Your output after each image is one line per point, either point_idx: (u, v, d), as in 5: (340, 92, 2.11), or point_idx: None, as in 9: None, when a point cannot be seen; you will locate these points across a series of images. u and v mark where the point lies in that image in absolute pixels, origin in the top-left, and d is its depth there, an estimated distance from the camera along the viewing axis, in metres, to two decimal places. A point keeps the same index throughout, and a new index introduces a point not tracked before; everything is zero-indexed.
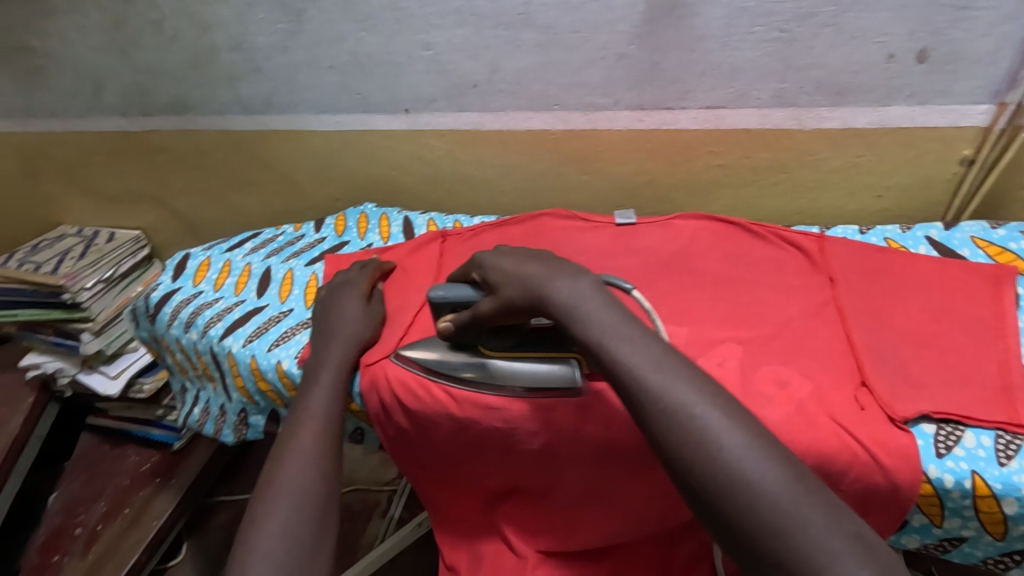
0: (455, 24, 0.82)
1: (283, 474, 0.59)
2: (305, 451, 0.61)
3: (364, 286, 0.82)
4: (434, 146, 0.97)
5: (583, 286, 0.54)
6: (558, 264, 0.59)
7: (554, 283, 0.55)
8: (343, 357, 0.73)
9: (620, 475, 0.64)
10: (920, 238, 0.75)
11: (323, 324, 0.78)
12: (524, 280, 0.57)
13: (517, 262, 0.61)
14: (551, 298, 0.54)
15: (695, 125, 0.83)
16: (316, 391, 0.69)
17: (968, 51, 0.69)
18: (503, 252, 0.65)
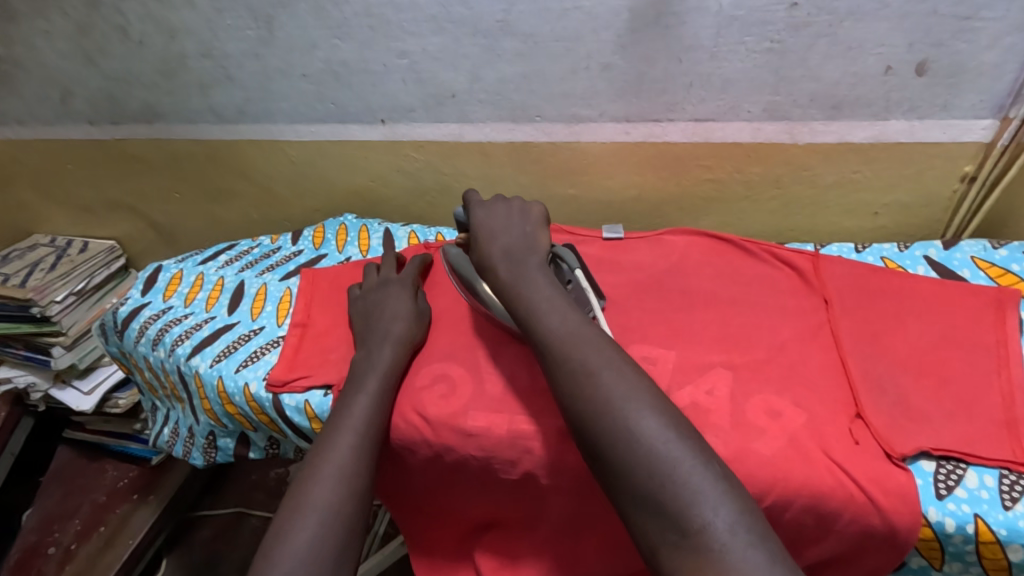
0: (431, 32, 0.78)
1: (313, 486, 0.55)
2: (341, 461, 0.57)
3: (411, 282, 0.76)
4: (413, 158, 0.94)
5: (527, 267, 0.60)
6: (518, 243, 0.64)
7: (502, 260, 0.62)
8: (395, 361, 0.66)
9: (604, 509, 0.61)
10: (919, 258, 0.72)
11: (372, 322, 0.72)
12: (480, 253, 0.64)
13: (491, 230, 0.66)
14: (494, 271, 0.62)
15: (684, 138, 0.80)
16: (360, 395, 0.62)
17: (971, 63, 0.66)
18: (494, 209, 0.69)
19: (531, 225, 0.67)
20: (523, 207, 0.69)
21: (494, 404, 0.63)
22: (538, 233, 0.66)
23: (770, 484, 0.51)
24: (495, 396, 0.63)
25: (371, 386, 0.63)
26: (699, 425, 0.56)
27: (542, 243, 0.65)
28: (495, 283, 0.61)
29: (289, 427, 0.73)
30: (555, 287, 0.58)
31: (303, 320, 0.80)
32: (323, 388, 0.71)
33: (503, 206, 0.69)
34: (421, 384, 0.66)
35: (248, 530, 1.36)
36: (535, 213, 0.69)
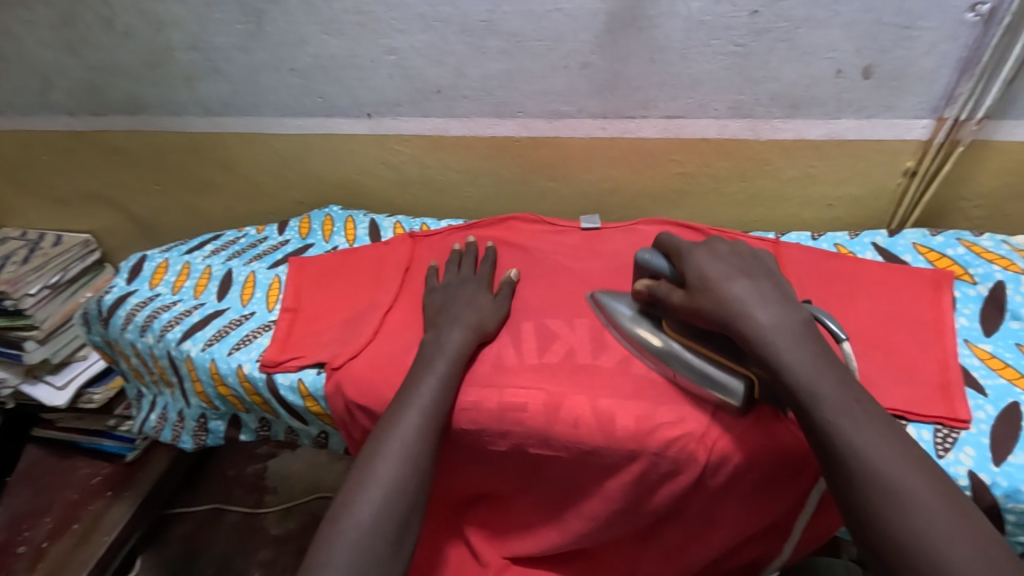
0: (420, 29, 0.82)
1: (380, 463, 0.58)
2: (406, 441, 0.59)
3: (488, 283, 0.77)
4: (399, 151, 0.98)
5: (790, 321, 0.53)
6: (770, 292, 0.56)
7: (756, 307, 0.54)
8: (462, 347, 0.68)
9: (590, 477, 0.65)
10: (867, 244, 0.79)
11: (444, 311, 0.73)
12: (722, 296, 0.56)
13: (729, 273, 0.58)
14: (748, 318, 0.54)
15: (657, 133, 0.86)
16: (429, 376, 0.64)
17: (910, 68, 0.73)
18: (717, 251, 0.62)
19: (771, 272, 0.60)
20: (748, 252, 0.62)
21: (485, 379, 0.67)
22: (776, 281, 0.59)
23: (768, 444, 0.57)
24: (486, 372, 0.68)
25: (441, 369, 0.65)
26: (676, 396, 0.62)
27: (786, 291, 0.58)
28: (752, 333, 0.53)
29: (283, 407, 0.76)
30: (790, 313, 0.54)
31: (294, 305, 0.83)
32: (316, 366, 0.74)
33: (728, 250, 0.62)
34: None
35: (226, 525, 1.34)
36: (766, 262, 0.62)
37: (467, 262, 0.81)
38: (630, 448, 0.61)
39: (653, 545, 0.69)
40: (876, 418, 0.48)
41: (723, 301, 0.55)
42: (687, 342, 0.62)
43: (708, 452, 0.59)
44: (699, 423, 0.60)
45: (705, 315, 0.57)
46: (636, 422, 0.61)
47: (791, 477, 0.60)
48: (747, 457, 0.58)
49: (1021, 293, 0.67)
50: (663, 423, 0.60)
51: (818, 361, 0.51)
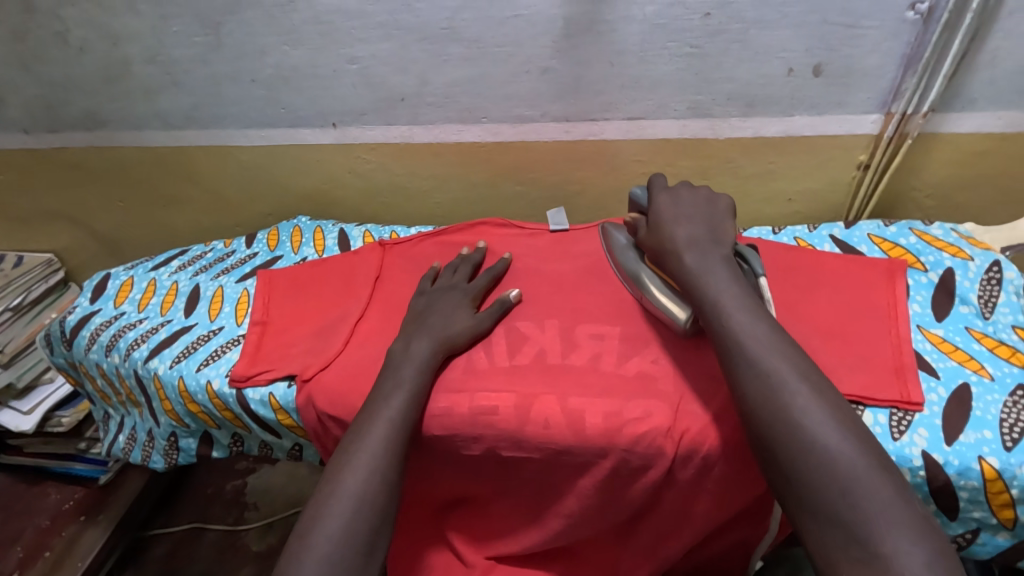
0: (381, 38, 0.82)
1: (347, 475, 0.59)
2: (375, 452, 0.60)
3: (473, 295, 0.76)
4: (366, 159, 0.98)
5: (713, 259, 0.61)
6: (704, 231, 0.64)
7: (688, 246, 0.62)
8: (430, 355, 0.68)
9: (565, 477, 0.66)
10: (825, 237, 0.81)
11: (424, 321, 0.73)
12: (664, 236, 0.65)
13: (674, 217, 0.66)
14: (676, 256, 0.62)
15: (620, 135, 0.87)
16: (399, 390, 0.65)
17: (858, 65, 0.75)
18: (679, 196, 0.68)
19: (717, 215, 0.66)
20: (708, 197, 0.69)
21: (455, 384, 0.68)
22: (725, 226, 0.66)
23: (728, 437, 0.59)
24: (456, 378, 0.68)
25: (409, 381, 0.66)
26: (643, 393, 0.64)
27: (728, 235, 0.65)
28: (677, 269, 0.62)
29: (254, 422, 0.75)
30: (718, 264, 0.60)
31: (263, 318, 0.82)
32: (285, 380, 0.74)
33: (690, 194, 0.69)
34: None
35: (206, 545, 1.31)
36: (720, 206, 0.68)
37: (460, 273, 0.80)
38: (600, 446, 0.62)
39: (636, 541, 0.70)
40: (824, 407, 0.50)
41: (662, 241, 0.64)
42: (656, 268, 0.69)
43: (676, 445, 0.60)
44: (665, 418, 0.61)
45: (651, 250, 0.66)
46: (605, 419, 0.62)
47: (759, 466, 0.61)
48: (713, 447, 0.60)
49: (968, 279, 0.70)
50: (631, 419, 0.62)
51: (775, 354, 0.53)
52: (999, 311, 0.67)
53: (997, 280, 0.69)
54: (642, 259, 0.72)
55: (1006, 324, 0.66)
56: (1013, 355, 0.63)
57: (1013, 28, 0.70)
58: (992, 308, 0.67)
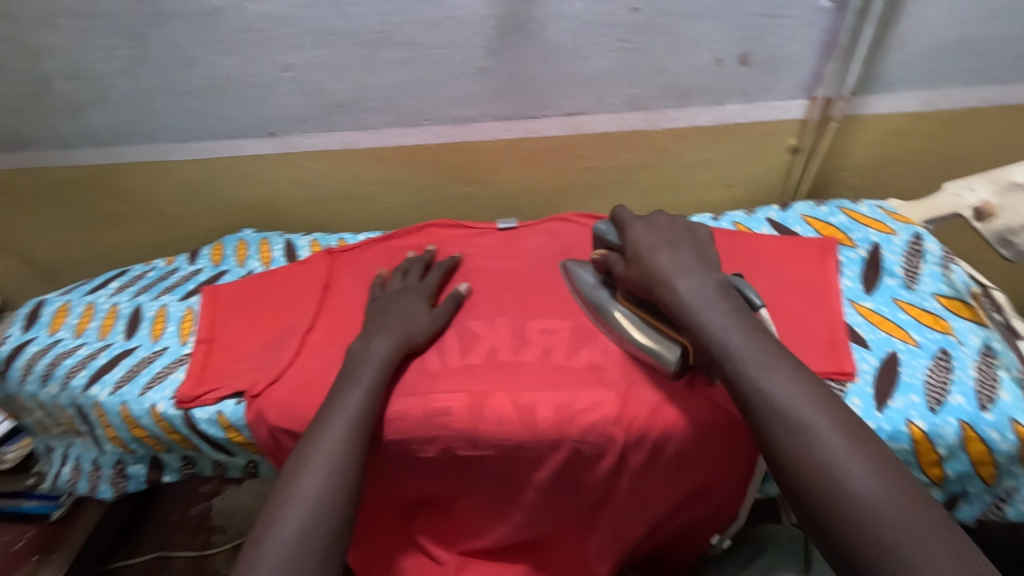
0: (314, 44, 0.81)
1: (304, 478, 0.56)
2: (332, 454, 0.57)
3: (429, 293, 0.76)
4: (309, 168, 0.97)
5: (706, 287, 0.56)
6: (693, 260, 0.60)
7: (677, 274, 0.58)
8: (390, 355, 0.67)
9: (524, 473, 0.66)
10: (762, 220, 0.84)
11: (381, 319, 0.71)
12: (648, 265, 0.60)
13: (658, 244, 0.62)
14: (669, 286, 0.57)
15: (561, 131, 0.89)
16: (355, 388, 0.63)
17: (781, 53, 0.78)
18: (655, 224, 0.65)
19: (699, 243, 0.63)
20: (683, 224, 0.66)
21: (407, 387, 0.67)
22: (705, 252, 0.63)
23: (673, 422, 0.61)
24: (408, 381, 0.68)
25: (367, 380, 0.64)
26: (593, 382, 0.65)
27: (712, 260, 0.61)
28: (672, 300, 0.57)
29: (204, 442, 0.74)
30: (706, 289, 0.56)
31: (209, 335, 0.80)
32: (234, 397, 0.72)
33: (666, 222, 0.65)
34: None
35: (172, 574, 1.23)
36: (698, 233, 0.65)
37: (413, 271, 0.79)
38: (552, 439, 0.63)
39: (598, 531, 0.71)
40: (774, 373, 0.50)
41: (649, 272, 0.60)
42: (632, 305, 0.65)
43: (625, 431, 0.62)
44: (614, 406, 0.62)
45: (637, 283, 0.61)
46: (556, 412, 0.63)
47: (708, 448, 0.62)
48: (661, 431, 0.61)
49: (894, 252, 0.73)
50: (581, 409, 0.63)
51: (728, 330, 0.53)
52: (922, 281, 0.70)
53: (919, 252, 0.73)
54: (614, 296, 0.68)
55: (929, 293, 0.69)
56: (936, 322, 0.66)
57: (920, 12, 0.73)
58: (916, 279, 0.71)
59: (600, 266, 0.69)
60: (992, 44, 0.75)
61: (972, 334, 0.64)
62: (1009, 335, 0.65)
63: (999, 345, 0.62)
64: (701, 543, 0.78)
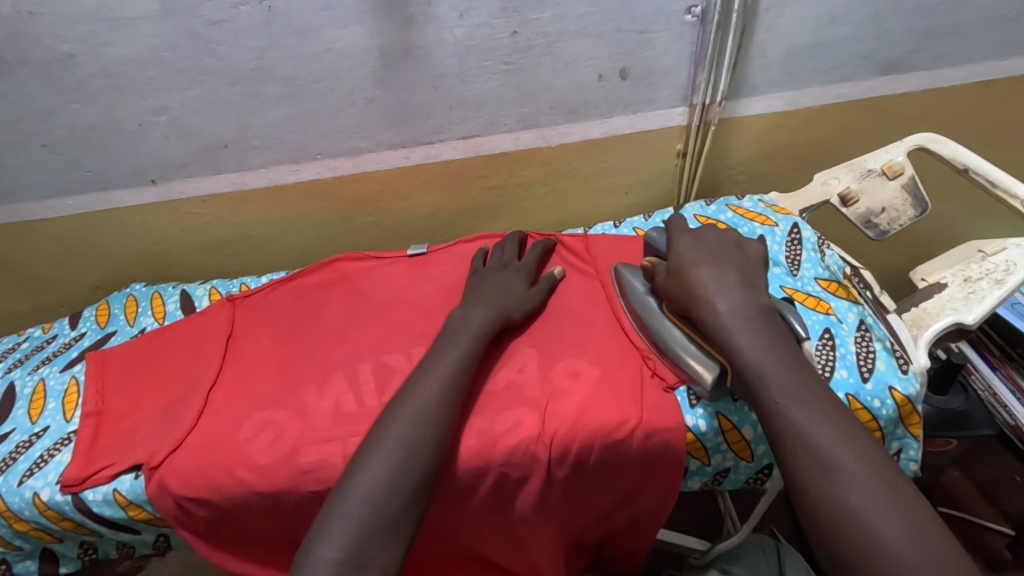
0: (186, 85, 0.77)
1: (398, 422, 0.57)
2: (429, 404, 0.59)
3: (528, 270, 0.78)
4: (198, 214, 0.91)
5: (745, 309, 0.58)
6: (738, 280, 0.61)
7: (719, 293, 0.59)
8: (488, 323, 0.68)
9: (452, 504, 0.65)
10: (659, 223, 0.88)
11: (479, 291, 0.74)
12: (689, 278, 0.62)
13: (704, 258, 0.63)
14: (709, 304, 0.59)
15: (458, 154, 0.89)
16: (452, 350, 0.65)
17: (657, 65, 0.82)
18: (703, 240, 0.67)
19: (745, 262, 0.65)
20: (733, 242, 0.67)
21: (324, 434, 0.65)
22: (749, 271, 0.64)
23: (595, 433, 0.62)
24: (324, 427, 0.65)
25: (463, 345, 0.65)
26: (512, 403, 0.65)
27: (758, 283, 0.62)
28: (709, 318, 0.58)
29: (101, 525, 0.67)
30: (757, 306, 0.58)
31: (98, 406, 0.74)
32: (131, 471, 0.66)
33: (714, 237, 0.67)
34: (246, 436, 0.66)
35: None
36: (747, 252, 0.67)
37: (514, 246, 0.81)
38: (476, 467, 0.62)
39: (538, 560, 0.70)
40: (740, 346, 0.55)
41: (688, 284, 0.61)
42: (676, 319, 0.65)
43: (548, 448, 0.62)
44: (535, 424, 0.63)
45: (676, 294, 0.63)
46: (478, 438, 0.62)
47: (630, 458, 0.63)
48: (582, 444, 0.62)
49: (777, 242, 0.78)
50: (502, 432, 0.63)
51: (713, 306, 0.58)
52: (804, 267, 0.75)
53: (799, 240, 0.78)
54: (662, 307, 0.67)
55: (810, 277, 0.74)
56: (819, 304, 0.70)
57: (772, 21, 0.80)
58: (798, 265, 0.75)
59: (647, 274, 0.70)
60: (837, 47, 0.83)
61: (849, 311, 0.69)
62: (879, 310, 0.70)
63: (871, 320, 0.68)
64: (638, 562, 0.78)
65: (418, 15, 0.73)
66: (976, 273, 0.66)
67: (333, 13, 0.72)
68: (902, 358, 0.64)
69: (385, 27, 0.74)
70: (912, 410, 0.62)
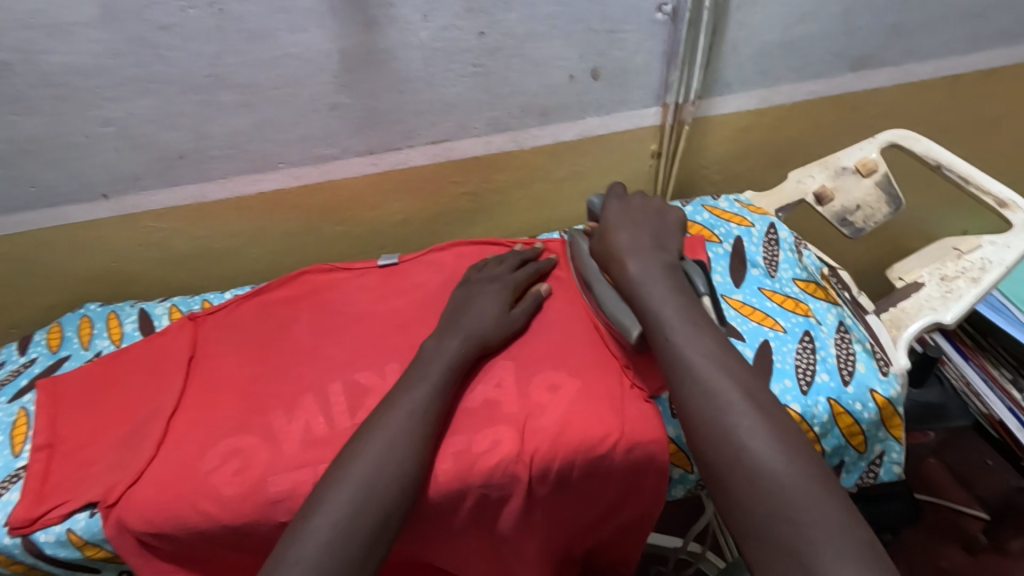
0: (135, 94, 0.72)
1: (360, 460, 0.54)
2: (393, 440, 0.56)
3: (511, 286, 0.73)
4: (156, 228, 0.87)
5: (654, 265, 0.63)
6: (648, 241, 0.66)
7: (630, 254, 0.64)
8: (461, 355, 0.65)
9: (433, 529, 0.62)
10: None
11: (455, 317, 0.69)
12: (608, 242, 0.67)
13: (622, 223, 0.68)
14: (621, 265, 0.64)
15: (428, 160, 0.86)
16: (423, 384, 0.61)
17: (629, 65, 0.81)
18: (630, 207, 0.71)
19: (663, 226, 0.69)
20: (658, 208, 0.71)
21: (293, 460, 0.62)
22: (668, 233, 0.69)
23: (576, 450, 0.60)
24: (293, 453, 0.62)
25: (435, 378, 0.62)
26: (489, 420, 0.63)
27: (673, 245, 0.67)
28: (622, 277, 0.63)
29: (57, 566, 0.64)
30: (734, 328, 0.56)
31: (49, 439, 0.69)
32: (87, 508, 0.63)
33: (640, 203, 0.72)
34: (210, 466, 0.62)
35: None
36: (670, 217, 0.70)
37: (508, 262, 0.77)
38: (455, 490, 0.60)
39: None
40: (722, 358, 0.53)
41: (608, 247, 0.67)
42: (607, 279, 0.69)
43: (528, 468, 0.60)
44: (513, 444, 0.60)
45: (601, 259, 0.68)
46: (455, 460, 0.60)
47: (613, 472, 0.62)
48: (563, 461, 0.60)
49: (754, 243, 0.77)
50: (480, 453, 0.60)
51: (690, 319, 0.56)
52: (781, 268, 0.74)
53: (775, 240, 0.77)
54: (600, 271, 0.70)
55: (788, 278, 0.73)
56: (797, 305, 0.69)
57: (743, 18, 0.78)
58: (776, 266, 0.75)
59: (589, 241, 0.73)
60: (808, 44, 0.83)
61: (828, 312, 0.68)
62: (857, 310, 0.69)
63: (850, 321, 0.67)
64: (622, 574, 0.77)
65: (380, 17, 0.70)
66: (952, 272, 0.67)
67: (290, 16, 0.68)
68: (883, 360, 0.63)
69: (346, 30, 0.70)
70: (893, 412, 0.62)
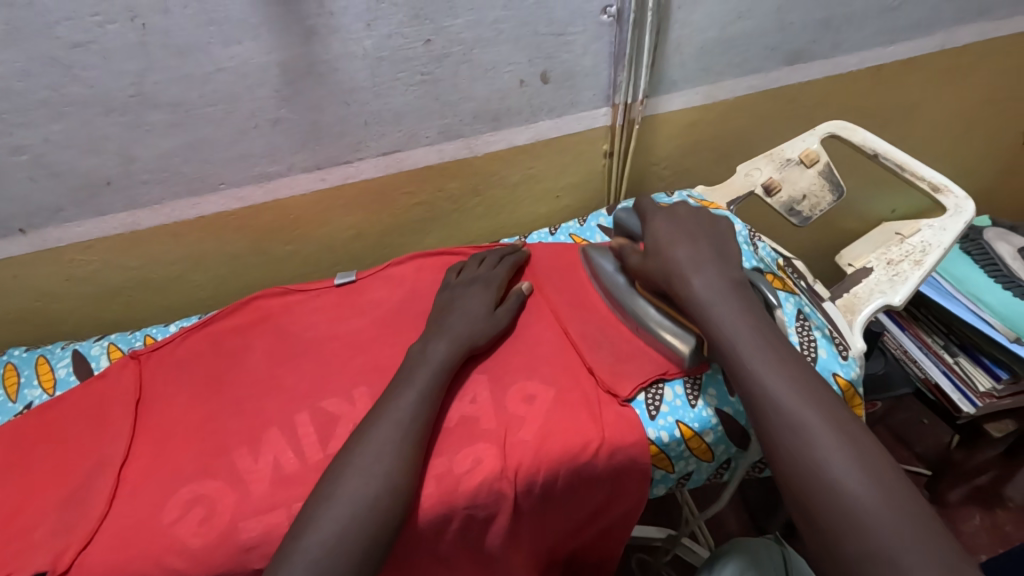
0: (50, 119, 0.66)
1: (349, 478, 0.54)
2: (380, 454, 0.55)
3: (496, 284, 0.74)
4: (83, 261, 0.80)
5: (716, 279, 0.60)
6: (715, 257, 0.63)
7: (694, 271, 0.61)
8: (448, 357, 0.65)
9: (422, 558, 0.60)
10: (595, 228, 0.86)
11: (443, 318, 0.70)
12: (666, 260, 0.64)
13: (677, 237, 0.65)
14: (685, 281, 0.61)
15: (379, 172, 0.83)
16: (408, 389, 0.61)
17: (577, 67, 0.80)
18: (678, 216, 0.69)
19: (721, 237, 0.66)
20: (709, 218, 0.69)
21: (264, 502, 0.58)
22: (726, 244, 0.66)
23: (562, 459, 0.60)
24: (262, 495, 0.59)
25: (421, 382, 0.62)
26: (468, 438, 0.61)
27: (734, 258, 0.64)
28: (686, 294, 0.60)
29: None
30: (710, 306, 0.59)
31: None
32: None
33: (687, 214, 0.69)
34: (172, 517, 0.58)
35: None
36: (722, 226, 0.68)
37: (488, 260, 0.78)
38: (440, 514, 0.58)
39: None
40: None
41: (667, 264, 0.63)
42: (647, 292, 0.69)
43: (513, 483, 0.59)
44: (496, 461, 0.59)
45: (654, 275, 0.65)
46: (438, 484, 0.58)
47: (598, 477, 0.62)
48: (547, 473, 0.60)
49: None
50: (462, 474, 0.59)
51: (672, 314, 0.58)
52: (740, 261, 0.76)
53: None
54: (632, 284, 0.72)
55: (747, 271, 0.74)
56: None
57: (685, 18, 0.80)
58: None
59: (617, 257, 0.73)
60: (747, 40, 0.85)
61: (788, 301, 0.70)
62: (815, 298, 0.71)
63: (808, 308, 0.70)
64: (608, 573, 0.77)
65: (320, 26, 0.66)
66: (896, 256, 0.71)
67: (222, 29, 0.64)
68: (843, 343, 0.66)
69: (284, 41, 0.66)
70: (854, 393, 0.64)
